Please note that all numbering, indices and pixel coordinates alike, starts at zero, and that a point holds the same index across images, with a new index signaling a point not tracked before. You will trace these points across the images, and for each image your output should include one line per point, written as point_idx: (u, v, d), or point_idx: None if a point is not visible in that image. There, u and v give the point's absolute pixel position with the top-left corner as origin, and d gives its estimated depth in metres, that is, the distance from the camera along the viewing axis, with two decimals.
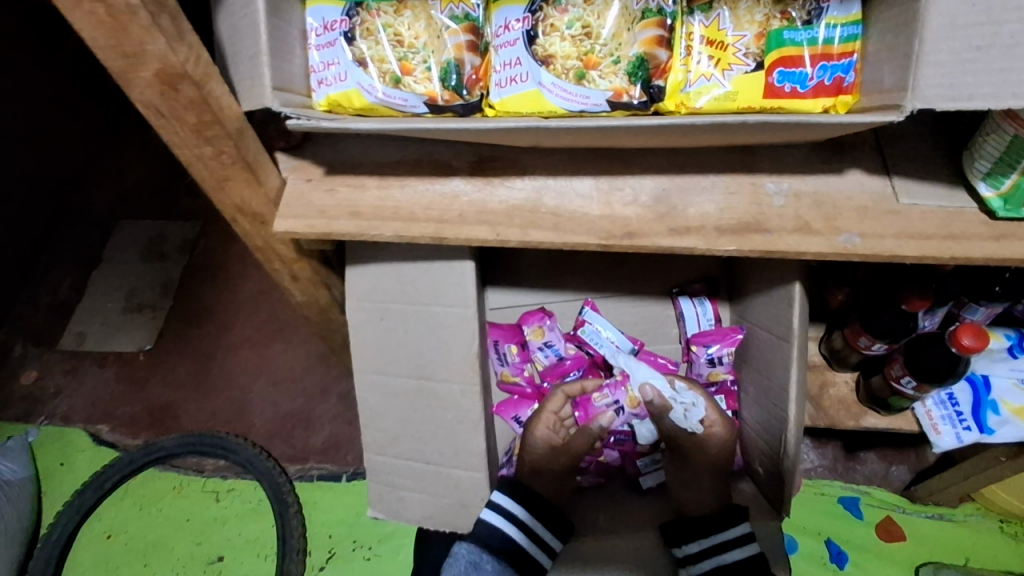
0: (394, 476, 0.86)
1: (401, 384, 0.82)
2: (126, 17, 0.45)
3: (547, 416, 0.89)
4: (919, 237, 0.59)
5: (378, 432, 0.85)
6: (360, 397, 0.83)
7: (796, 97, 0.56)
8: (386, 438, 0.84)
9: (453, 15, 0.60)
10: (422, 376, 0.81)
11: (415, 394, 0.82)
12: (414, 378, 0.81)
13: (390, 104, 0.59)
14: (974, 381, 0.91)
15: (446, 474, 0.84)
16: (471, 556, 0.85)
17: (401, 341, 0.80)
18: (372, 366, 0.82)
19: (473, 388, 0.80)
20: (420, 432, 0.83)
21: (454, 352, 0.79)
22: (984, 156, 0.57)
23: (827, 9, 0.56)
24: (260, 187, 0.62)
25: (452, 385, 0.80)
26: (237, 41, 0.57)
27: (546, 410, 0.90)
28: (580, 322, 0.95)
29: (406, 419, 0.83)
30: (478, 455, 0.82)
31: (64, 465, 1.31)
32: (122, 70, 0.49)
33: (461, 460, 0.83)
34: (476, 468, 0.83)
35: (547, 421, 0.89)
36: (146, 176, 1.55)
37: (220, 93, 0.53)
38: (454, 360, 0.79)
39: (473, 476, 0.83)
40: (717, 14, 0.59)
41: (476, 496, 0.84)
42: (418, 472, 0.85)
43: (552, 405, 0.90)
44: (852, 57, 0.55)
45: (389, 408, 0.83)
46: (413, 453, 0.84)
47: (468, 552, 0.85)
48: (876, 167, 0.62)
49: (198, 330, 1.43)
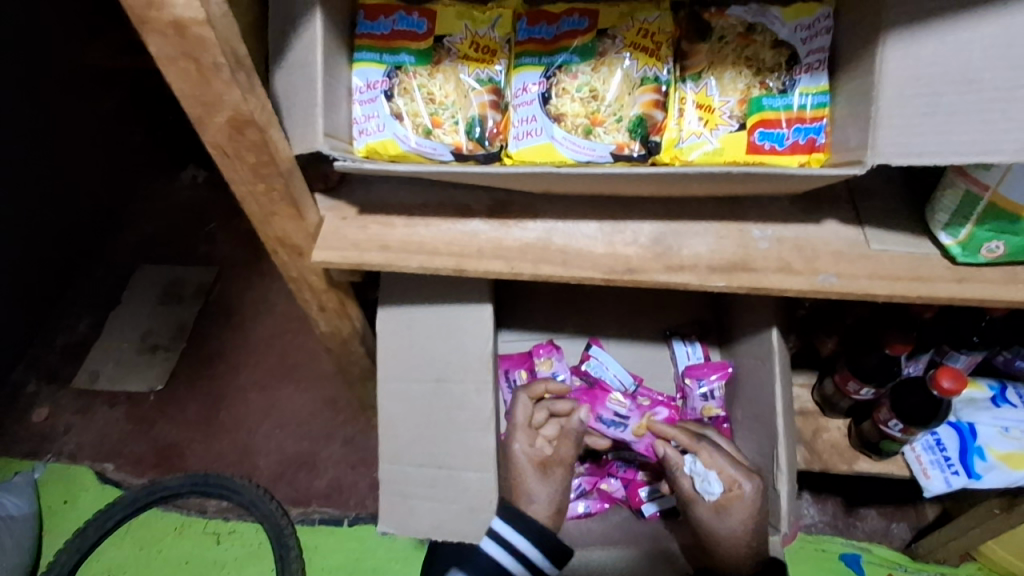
0: (407, 485, 0.89)
1: (419, 389, 0.89)
2: (211, 73, 0.53)
3: (524, 434, 0.92)
4: (889, 278, 0.65)
5: (393, 445, 0.89)
6: (381, 404, 0.90)
7: (775, 153, 0.64)
8: (401, 444, 0.89)
9: (479, 78, 0.70)
10: (439, 380, 0.88)
11: (432, 396, 0.88)
12: (433, 380, 0.88)
13: (422, 152, 0.67)
14: (959, 428, 0.96)
15: (457, 477, 0.88)
16: None
17: (423, 351, 0.88)
18: (396, 373, 0.89)
19: (487, 389, 0.87)
20: (434, 434, 0.88)
21: (469, 355, 0.87)
22: (942, 209, 0.64)
23: (799, 81, 0.65)
24: (302, 221, 0.70)
25: (467, 385, 0.87)
26: (293, 95, 0.66)
27: (521, 425, 0.92)
28: (586, 356, 1.02)
29: (421, 425, 0.89)
30: (486, 454, 0.87)
31: (66, 504, 1.35)
32: (199, 115, 0.58)
33: (470, 462, 0.87)
34: (485, 468, 0.87)
35: (523, 438, 0.92)
36: (167, 225, 1.65)
37: (277, 138, 0.62)
38: (470, 361, 0.87)
39: (482, 477, 0.87)
40: (705, 83, 0.68)
41: (485, 499, 0.88)
42: (430, 477, 0.89)
43: (518, 416, 0.93)
44: (823, 121, 0.64)
45: (408, 416, 0.89)
46: (426, 458, 0.89)
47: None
48: (851, 219, 0.70)
49: (209, 371, 1.49)
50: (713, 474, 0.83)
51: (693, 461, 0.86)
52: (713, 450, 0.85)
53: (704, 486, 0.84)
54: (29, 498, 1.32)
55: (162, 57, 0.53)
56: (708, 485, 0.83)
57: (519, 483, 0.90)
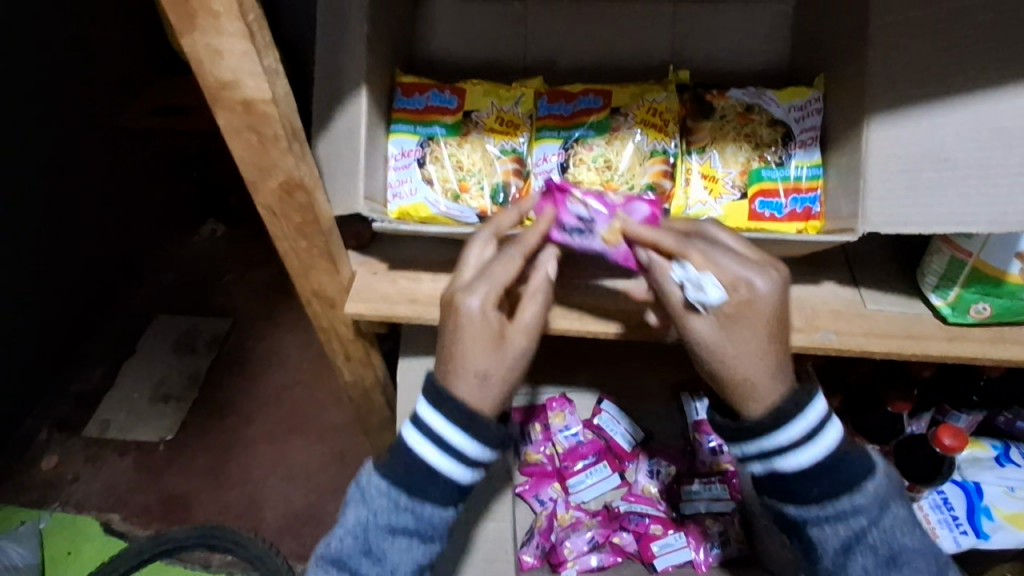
0: None
1: None
2: (271, 143, 0.60)
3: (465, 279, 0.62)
4: (884, 335, 0.70)
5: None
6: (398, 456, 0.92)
7: (775, 220, 0.70)
8: None
9: (504, 149, 0.77)
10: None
11: None
12: None
13: (450, 215, 0.73)
14: (966, 488, 0.95)
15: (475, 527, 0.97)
16: (383, 491, 0.65)
17: None
18: None
19: None
20: None
21: None
22: (931, 272, 0.69)
23: (795, 154, 0.72)
24: (337, 275, 0.75)
25: None
26: (332, 162, 0.71)
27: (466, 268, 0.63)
28: (597, 410, 1.07)
29: None
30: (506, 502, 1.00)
31: (70, 554, 1.36)
32: (254, 180, 0.64)
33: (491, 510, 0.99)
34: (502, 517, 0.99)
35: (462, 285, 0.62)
36: (185, 275, 1.69)
37: (321, 201, 0.68)
38: None
39: (500, 526, 0.98)
40: (709, 156, 0.74)
41: (502, 548, 0.97)
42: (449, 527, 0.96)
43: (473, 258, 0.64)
44: (817, 191, 0.70)
45: None
46: None
47: (380, 493, 0.65)
48: (847, 279, 0.75)
49: (219, 422, 1.52)
50: (709, 277, 0.58)
51: (684, 268, 0.59)
52: (714, 242, 0.62)
53: (697, 294, 0.58)
54: (34, 549, 1.35)
55: (228, 128, 0.59)
56: (701, 289, 0.58)
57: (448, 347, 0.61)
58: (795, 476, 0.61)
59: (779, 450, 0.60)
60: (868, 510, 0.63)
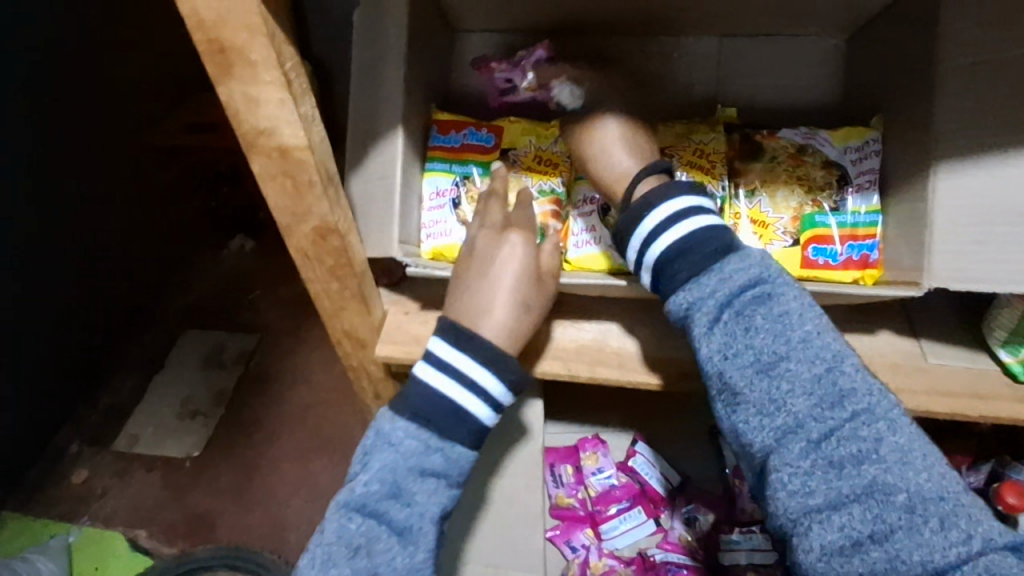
0: None
1: (473, 487, 0.93)
2: (306, 188, 0.59)
3: (487, 220, 0.69)
4: (949, 395, 0.65)
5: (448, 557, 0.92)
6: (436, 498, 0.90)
7: (830, 268, 0.66)
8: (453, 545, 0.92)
9: (541, 189, 0.75)
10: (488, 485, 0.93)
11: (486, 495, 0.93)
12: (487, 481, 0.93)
13: None
14: None
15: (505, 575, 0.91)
16: (410, 440, 0.60)
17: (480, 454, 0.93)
18: None
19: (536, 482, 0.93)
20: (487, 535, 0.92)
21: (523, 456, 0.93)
22: (999, 326, 0.65)
23: (850, 199, 0.69)
24: (369, 316, 0.73)
25: (518, 479, 0.93)
26: (367, 201, 0.70)
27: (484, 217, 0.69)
28: (632, 452, 1.06)
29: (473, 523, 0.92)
30: (536, 552, 0.92)
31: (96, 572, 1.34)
32: (288, 224, 0.63)
33: (523, 560, 0.92)
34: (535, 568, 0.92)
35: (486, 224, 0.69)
36: (213, 289, 1.65)
37: (354, 244, 0.67)
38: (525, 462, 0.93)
39: None
40: (758, 200, 0.70)
41: None
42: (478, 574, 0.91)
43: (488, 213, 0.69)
44: (875, 239, 0.66)
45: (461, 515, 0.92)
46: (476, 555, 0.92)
47: (409, 434, 0.60)
48: (905, 330, 0.70)
49: (245, 440, 1.50)
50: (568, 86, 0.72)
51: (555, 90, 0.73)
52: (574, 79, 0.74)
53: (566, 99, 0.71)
54: (63, 564, 1.33)
55: (264, 174, 0.58)
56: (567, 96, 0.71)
57: (476, 279, 0.66)
58: (670, 262, 0.59)
59: (647, 246, 0.61)
60: (721, 288, 0.57)
